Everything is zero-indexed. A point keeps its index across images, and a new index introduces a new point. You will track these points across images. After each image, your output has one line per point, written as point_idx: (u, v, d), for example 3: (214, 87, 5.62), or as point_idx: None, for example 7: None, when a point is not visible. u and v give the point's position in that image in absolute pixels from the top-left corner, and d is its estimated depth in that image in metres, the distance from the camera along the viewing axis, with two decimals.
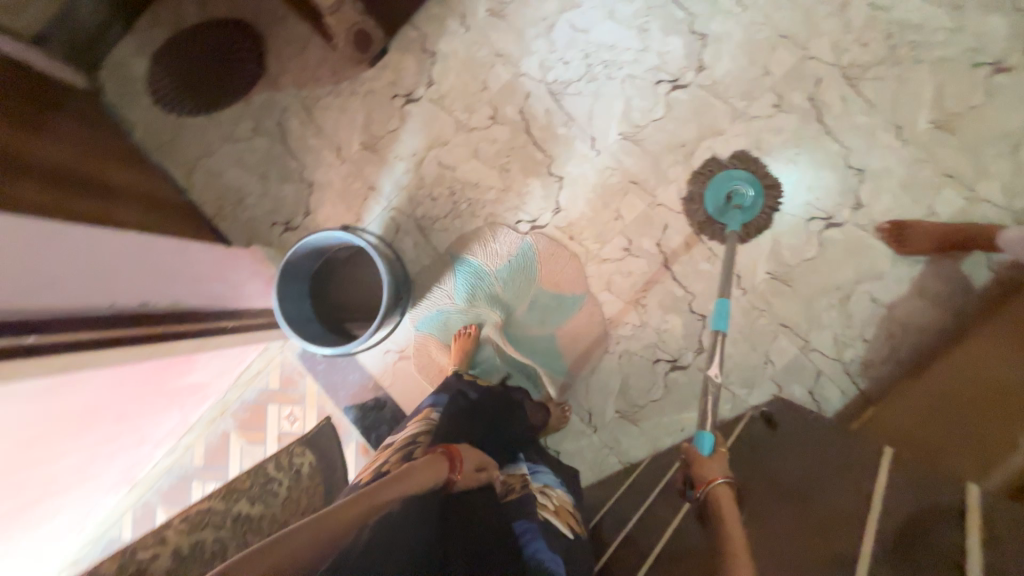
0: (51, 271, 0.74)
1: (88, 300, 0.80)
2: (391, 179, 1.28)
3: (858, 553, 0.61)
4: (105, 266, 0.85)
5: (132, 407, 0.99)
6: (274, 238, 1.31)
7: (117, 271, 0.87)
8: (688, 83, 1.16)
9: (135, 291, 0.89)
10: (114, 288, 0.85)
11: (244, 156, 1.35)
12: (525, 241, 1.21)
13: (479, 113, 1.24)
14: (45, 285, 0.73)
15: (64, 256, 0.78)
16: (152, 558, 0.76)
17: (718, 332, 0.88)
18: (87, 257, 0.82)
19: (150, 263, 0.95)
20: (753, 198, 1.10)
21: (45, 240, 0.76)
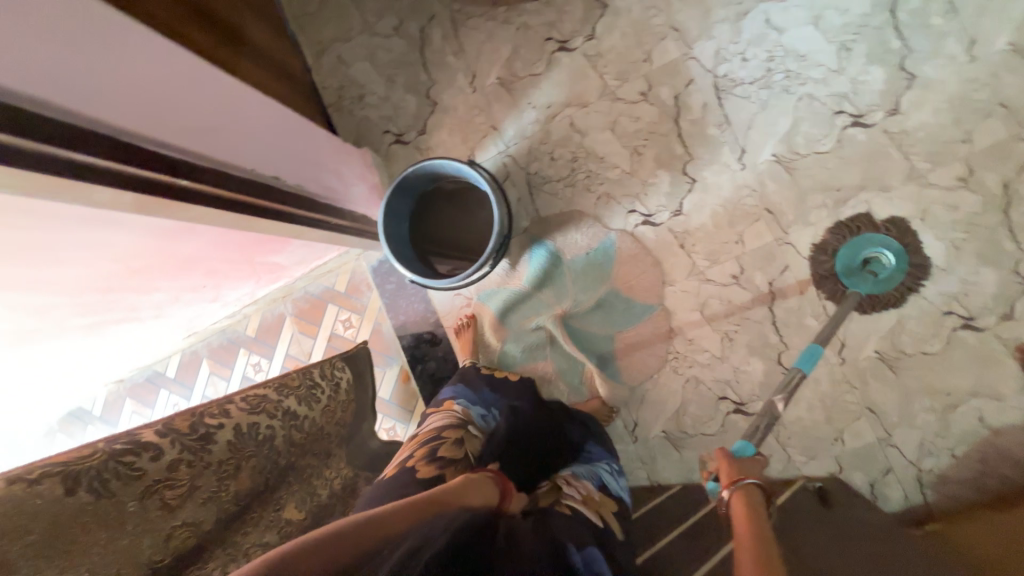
0: (192, 113, 0.72)
1: (224, 155, 0.78)
2: (516, 125, 1.21)
3: None
4: (239, 124, 0.83)
5: (222, 268, 1.02)
6: (383, 146, 1.28)
7: (248, 132, 0.84)
8: (873, 123, 1.03)
9: (263, 159, 0.87)
10: (246, 149, 0.83)
11: (376, 52, 1.29)
12: (614, 239, 1.15)
13: (632, 84, 1.14)
14: (185, 127, 0.71)
15: (204, 102, 0.75)
16: (217, 428, 0.72)
17: (800, 370, 0.86)
18: (226, 110, 0.80)
19: (280, 137, 0.93)
20: (892, 270, 1.00)
21: (187, 78, 0.73)
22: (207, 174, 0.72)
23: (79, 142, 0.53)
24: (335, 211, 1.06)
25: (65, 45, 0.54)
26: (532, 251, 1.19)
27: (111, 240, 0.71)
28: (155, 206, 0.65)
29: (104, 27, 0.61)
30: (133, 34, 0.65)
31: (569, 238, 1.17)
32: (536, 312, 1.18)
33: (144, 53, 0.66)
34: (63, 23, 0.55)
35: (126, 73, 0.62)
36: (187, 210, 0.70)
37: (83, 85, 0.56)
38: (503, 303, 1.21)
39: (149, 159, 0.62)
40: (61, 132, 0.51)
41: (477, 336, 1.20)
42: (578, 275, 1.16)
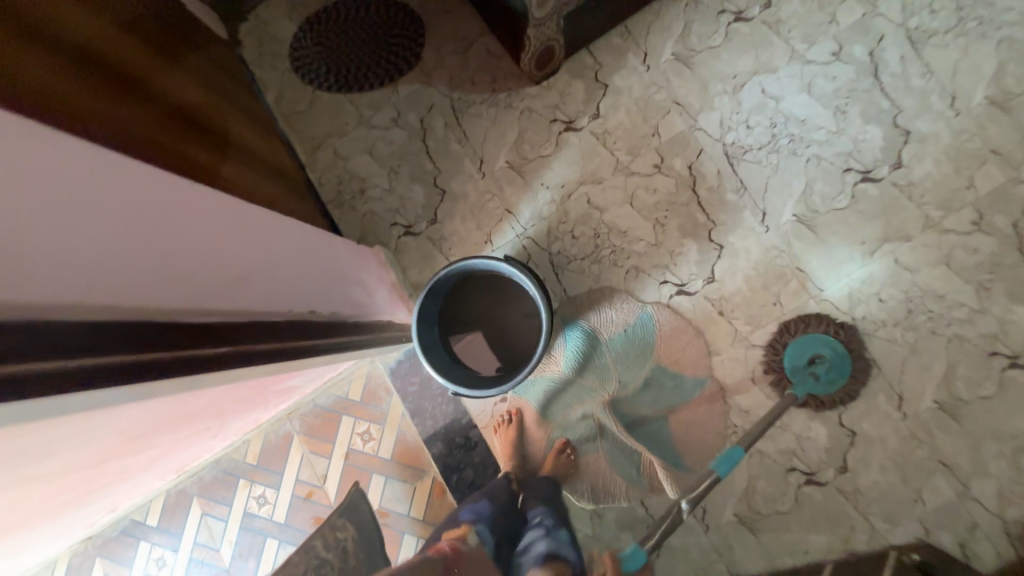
0: (199, 255, 0.60)
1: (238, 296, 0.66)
2: (532, 206, 1.18)
3: None
4: (245, 249, 0.71)
5: (229, 408, 0.88)
6: (392, 239, 1.22)
7: (255, 253, 0.73)
8: (881, 177, 1.07)
9: (274, 284, 0.75)
10: (256, 278, 0.71)
11: (376, 145, 1.25)
12: (650, 313, 1.10)
13: (644, 157, 1.15)
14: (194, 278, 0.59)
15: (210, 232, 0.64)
16: None
17: (715, 475, 0.84)
18: (230, 236, 0.68)
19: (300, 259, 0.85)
20: (825, 360, 1.01)
21: (189, 209, 0.62)
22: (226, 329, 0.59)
23: (97, 343, 0.40)
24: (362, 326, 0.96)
25: (50, 220, 0.42)
26: (566, 333, 1.12)
27: (122, 417, 0.57)
28: (192, 382, 0.52)
29: (100, 177, 0.49)
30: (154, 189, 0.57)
31: (603, 316, 1.12)
32: (580, 399, 1.10)
33: (149, 194, 0.56)
34: (85, 201, 0.46)
35: (131, 227, 0.51)
36: (216, 377, 0.56)
37: (86, 269, 0.44)
38: (544, 394, 1.11)
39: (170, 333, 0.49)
40: (74, 337, 0.38)
41: (521, 435, 1.11)
42: (619, 355, 1.10)
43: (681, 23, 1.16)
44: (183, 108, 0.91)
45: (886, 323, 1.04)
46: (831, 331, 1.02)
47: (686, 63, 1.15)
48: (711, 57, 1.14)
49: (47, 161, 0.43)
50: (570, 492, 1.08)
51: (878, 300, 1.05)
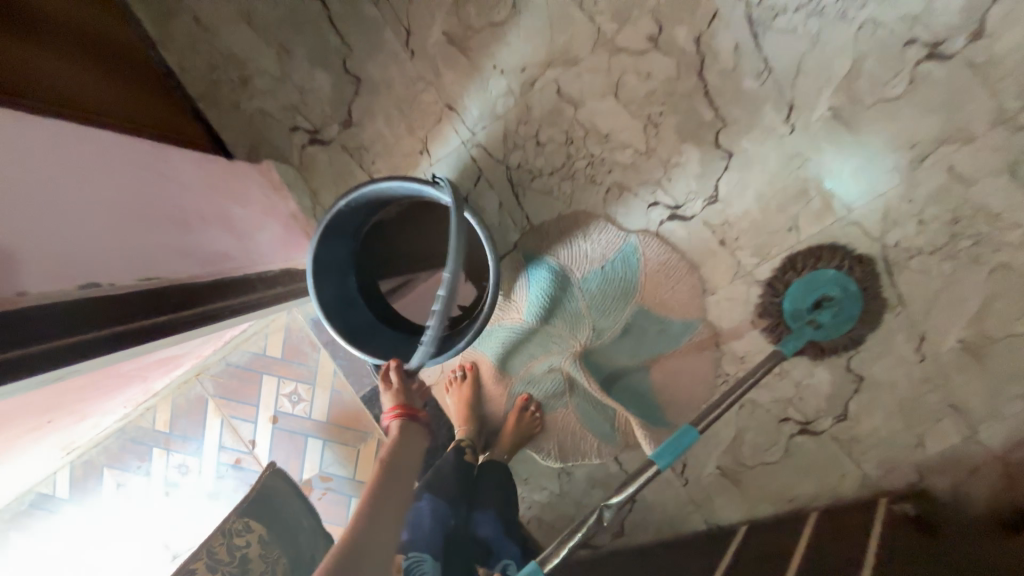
0: None
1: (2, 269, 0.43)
2: (481, 102, 0.86)
3: None
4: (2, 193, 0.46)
5: (75, 396, 0.66)
6: (296, 152, 0.90)
7: (26, 198, 0.48)
8: (955, 52, 0.77)
9: (77, 242, 0.52)
10: (71, 239, 0.51)
11: (252, 8, 0.86)
12: (635, 244, 0.87)
13: (635, 25, 0.81)
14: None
15: None
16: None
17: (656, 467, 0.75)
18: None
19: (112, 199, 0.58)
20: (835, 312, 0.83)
21: None
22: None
23: None
24: (239, 285, 0.72)
25: None
26: (530, 269, 0.90)
27: None
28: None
29: None
30: None
31: (578, 248, 0.88)
32: (546, 351, 0.91)
33: None
34: None
35: None
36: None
37: None
38: (504, 346, 0.92)
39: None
40: None
41: (478, 393, 0.94)
42: (595, 296, 0.89)
43: None
44: None
45: (921, 251, 0.84)
46: (846, 266, 0.83)
47: None
48: None
49: None
50: (534, 451, 0.95)
51: (918, 222, 0.83)
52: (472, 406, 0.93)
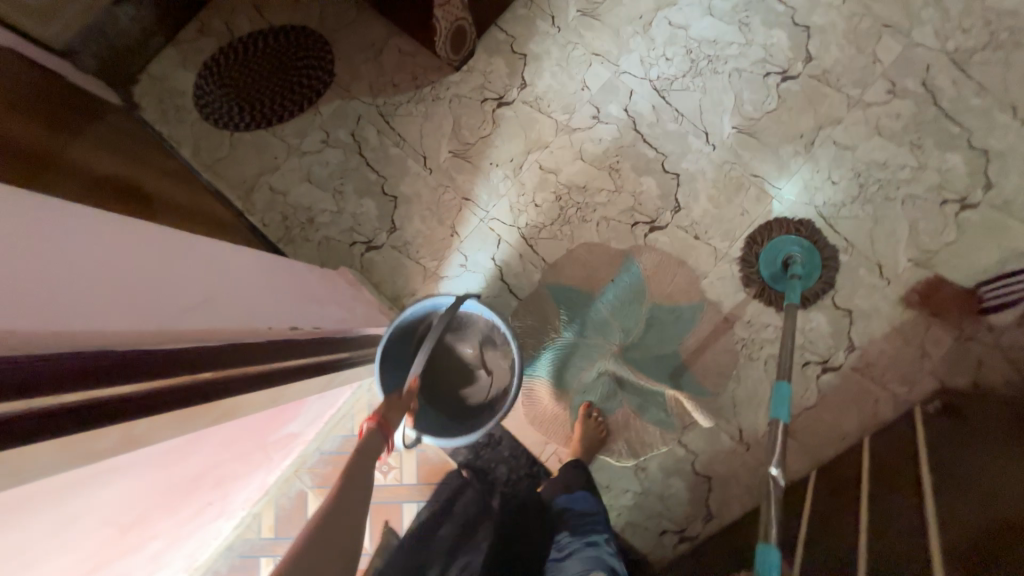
0: (181, 287, 0.56)
1: (156, 323, 0.48)
2: (487, 188, 1.16)
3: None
4: (213, 278, 0.64)
5: (232, 470, 0.78)
6: (356, 259, 1.16)
7: (197, 273, 0.62)
8: (798, 73, 1.12)
9: (255, 307, 0.67)
10: (263, 304, 0.69)
11: (313, 169, 1.19)
12: (631, 256, 1.11)
13: (581, 112, 1.16)
14: (76, 306, 0.41)
15: (166, 264, 0.58)
16: None
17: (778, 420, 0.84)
18: (114, 258, 0.51)
19: (275, 283, 0.78)
20: (807, 267, 1.05)
21: (138, 249, 0.56)
22: (224, 353, 0.52)
23: (69, 368, 0.34)
24: (359, 341, 0.87)
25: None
26: (557, 298, 1.11)
27: (100, 496, 0.49)
28: (178, 418, 0.45)
29: (29, 229, 0.45)
30: (95, 235, 0.53)
31: (589, 273, 1.11)
32: (590, 359, 1.07)
33: (91, 241, 0.51)
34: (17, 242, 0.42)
35: (79, 265, 0.46)
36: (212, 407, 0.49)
37: (54, 305, 0.39)
38: (555, 367, 1.08)
39: (134, 357, 0.40)
40: (53, 365, 0.33)
41: (543, 416, 1.08)
42: (614, 305, 1.09)
43: None
44: (106, 181, 0.89)
45: (845, 203, 1.09)
46: (794, 229, 1.07)
47: (593, 16, 1.18)
48: (614, 5, 1.18)
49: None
50: (607, 455, 1.05)
51: (832, 183, 1.09)
52: (545, 427, 1.07)
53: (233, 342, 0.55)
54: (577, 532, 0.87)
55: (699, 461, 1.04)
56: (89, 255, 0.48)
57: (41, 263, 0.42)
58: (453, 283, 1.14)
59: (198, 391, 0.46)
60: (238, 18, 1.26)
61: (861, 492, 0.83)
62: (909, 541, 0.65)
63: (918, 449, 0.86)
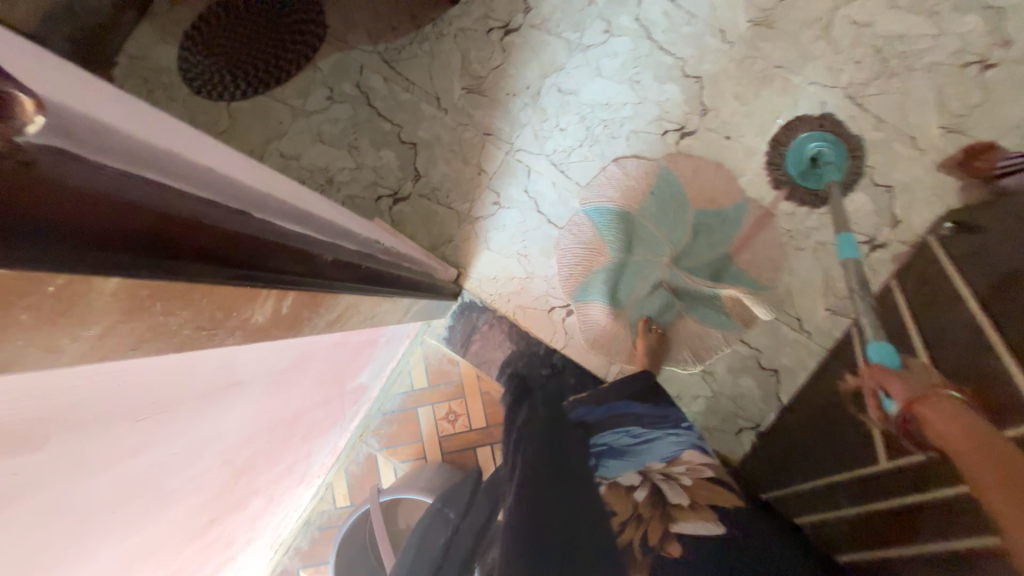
0: (271, 186, 0.51)
1: (264, 194, 0.41)
2: (509, 120, 1.12)
3: None
4: (289, 189, 0.59)
5: (316, 419, 0.75)
6: (384, 213, 1.12)
7: (274, 181, 0.57)
8: None
9: (338, 219, 0.62)
10: (342, 219, 0.64)
11: (323, 128, 1.14)
12: (666, 166, 1.09)
13: (592, 29, 1.12)
14: (182, 152, 0.34)
15: (244, 165, 0.52)
16: None
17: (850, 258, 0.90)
18: (183, 135, 0.43)
19: (334, 209, 0.72)
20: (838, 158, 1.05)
21: (216, 147, 0.50)
22: (336, 248, 0.47)
23: (228, 213, 0.30)
24: (422, 272, 0.82)
25: (113, 108, 0.32)
26: (595, 221, 1.09)
27: (224, 424, 0.45)
28: (306, 309, 0.40)
29: (118, 101, 0.39)
30: (173, 124, 0.46)
31: (623, 190, 1.09)
32: (640, 275, 1.08)
33: (176, 128, 0.45)
34: (118, 104, 0.36)
35: (182, 141, 0.40)
36: (334, 304, 0.45)
37: (192, 160, 0.34)
38: (605, 287, 1.08)
39: (270, 224, 0.35)
40: (216, 205, 0.29)
41: (601, 338, 1.07)
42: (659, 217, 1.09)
43: None
44: None
45: (870, 80, 1.08)
46: (817, 124, 1.07)
47: None
48: None
49: (56, 69, 0.33)
50: (673, 364, 1.06)
51: (855, 63, 1.08)
52: (606, 347, 1.07)
53: (339, 240, 0.51)
54: (649, 426, 0.75)
55: (764, 356, 1.05)
56: (182, 136, 0.42)
57: (151, 125, 0.36)
58: (489, 221, 1.11)
59: (325, 276, 0.41)
60: None
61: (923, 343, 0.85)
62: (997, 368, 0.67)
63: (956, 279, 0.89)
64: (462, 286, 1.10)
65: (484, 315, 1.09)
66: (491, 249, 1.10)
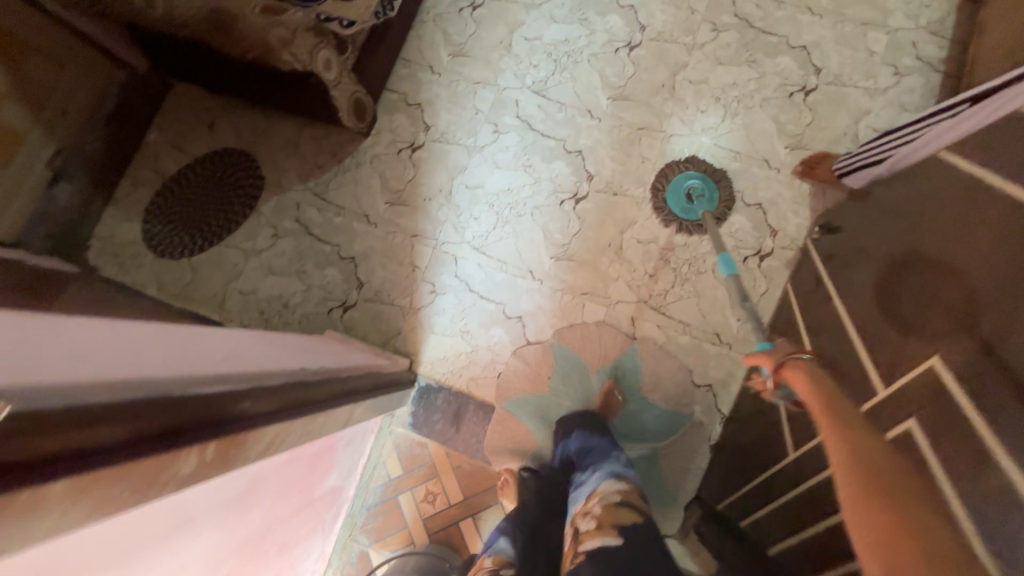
0: (203, 353, 0.64)
1: (190, 371, 0.54)
2: (430, 221, 1.30)
3: (959, 216, 0.67)
4: (223, 347, 0.72)
5: (290, 530, 0.83)
6: (337, 323, 1.26)
7: (207, 345, 0.70)
8: (640, 41, 1.35)
9: (270, 359, 0.74)
10: (275, 357, 0.77)
11: (273, 262, 1.31)
12: (558, 343, 1.20)
13: (483, 132, 1.34)
14: (114, 367, 0.47)
15: (179, 343, 0.65)
16: None
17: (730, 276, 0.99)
18: (124, 344, 0.57)
19: (273, 346, 0.86)
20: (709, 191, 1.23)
21: (152, 337, 0.64)
22: (259, 388, 0.60)
23: (142, 406, 0.42)
24: (365, 377, 0.94)
25: (55, 354, 0.45)
26: (522, 373, 1.19)
27: (187, 556, 0.55)
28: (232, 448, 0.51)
29: (65, 336, 0.52)
30: (114, 333, 0.60)
31: (543, 268, 1.24)
32: (584, 331, 1.21)
33: (116, 336, 0.59)
34: (63, 344, 0.49)
35: (117, 350, 0.53)
36: (261, 437, 0.56)
37: (120, 369, 0.47)
38: (561, 352, 1.20)
39: (186, 396, 0.47)
40: (130, 404, 0.41)
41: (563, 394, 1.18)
42: (577, 312, 1.21)
43: (440, 33, 1.41)
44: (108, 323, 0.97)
45: (719, 122, 1.28)
46: (687, 167, 1.26)
47: (463, 56, 1.39)
48: (476, 41, 1.39)
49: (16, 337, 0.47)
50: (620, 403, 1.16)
51: (702, 112, 1.30)
52: (567, 399, 1.18)
53: (263, 380, 0.63)
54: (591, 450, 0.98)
55: (697, 374, 1.16)
56: (118, 344, 0.56)
57: (89, 350, 0.50)
58: (430, 309, 1.24)
59: (241, 420, 0.53)
60: (163, 161, 1.39)
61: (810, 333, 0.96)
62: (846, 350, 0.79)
63: (823, 272, 1.03)
64: (417, 372, 1.21)
65: (441, 395, 1.20)
66: (437, 334, 1.23)
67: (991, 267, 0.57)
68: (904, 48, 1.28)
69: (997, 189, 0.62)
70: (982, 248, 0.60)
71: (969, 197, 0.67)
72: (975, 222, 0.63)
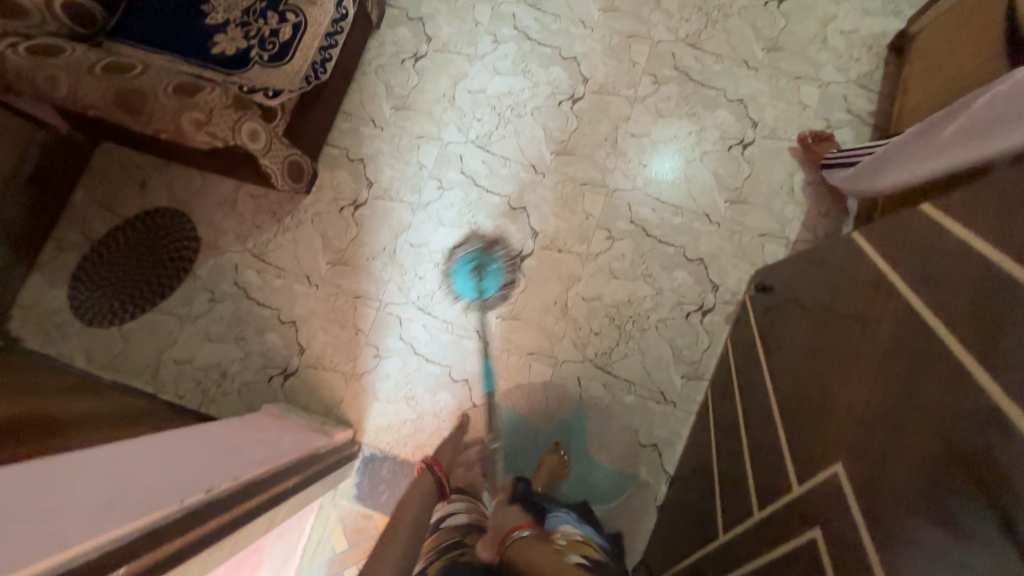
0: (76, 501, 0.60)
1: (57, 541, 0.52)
2: (373, 281, 1.27)
3: (862, 313, 0.69)
4: (115, 477, 0.67)
5: None
6: (278, 391, 1.22)
7: (95, 479, 0.65)
8: (582, 94, 1.35)
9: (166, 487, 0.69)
10: (178, 479, 0.73)
11: (209, 328, 1.26)
12: (505, 405, 1.20)
13: (426, 188, 1.32)
14: None
15: (55, 485, 0.61)
16: None
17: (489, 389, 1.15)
18: None
19: (185, 453, 0.81)
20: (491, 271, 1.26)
21: (24, 481, 0.60)
22: (142, 536, 0.59)
23: None
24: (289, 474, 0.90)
25: None
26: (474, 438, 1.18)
27: None
28: None
29: None
30: None
31: (488, 329, 1.23)
32: (531, 391, 1.19)
33: None
34: None
35: None
36: None
37: None
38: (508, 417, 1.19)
39: None
40: None
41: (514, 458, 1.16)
42: (523, 373, 1.21)
43: (382, 86, 1.38)
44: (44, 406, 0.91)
45: (660, 177, 1.30)
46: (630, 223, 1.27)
47: (406, 109, 1.37)
48: (418, 94, 1.37)
49: None
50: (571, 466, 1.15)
51: (644, 166, 1.31)
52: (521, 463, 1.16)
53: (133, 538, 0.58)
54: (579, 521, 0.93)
55: (643, 434, 1.17)
56: None
57: None
58: (374, 374, 1.22)
59: None
60: (91, 222, 1.33)
61: (743, 400, 0.97)
62: (769, 433, 0.80)
63: (757, 336, 1.04)
64: (361, 442, 1.18)
65: (386, 464, 1.17)
66: (381, 401, 1.20)
67: (879, 378, 0.58)
68: (835, 101, 1.32)
69: (894, 292, 0.64)
70: (874, 356, 0.61)
71: (871, 295, 0.68)
72: (872, 326, 0.64)
